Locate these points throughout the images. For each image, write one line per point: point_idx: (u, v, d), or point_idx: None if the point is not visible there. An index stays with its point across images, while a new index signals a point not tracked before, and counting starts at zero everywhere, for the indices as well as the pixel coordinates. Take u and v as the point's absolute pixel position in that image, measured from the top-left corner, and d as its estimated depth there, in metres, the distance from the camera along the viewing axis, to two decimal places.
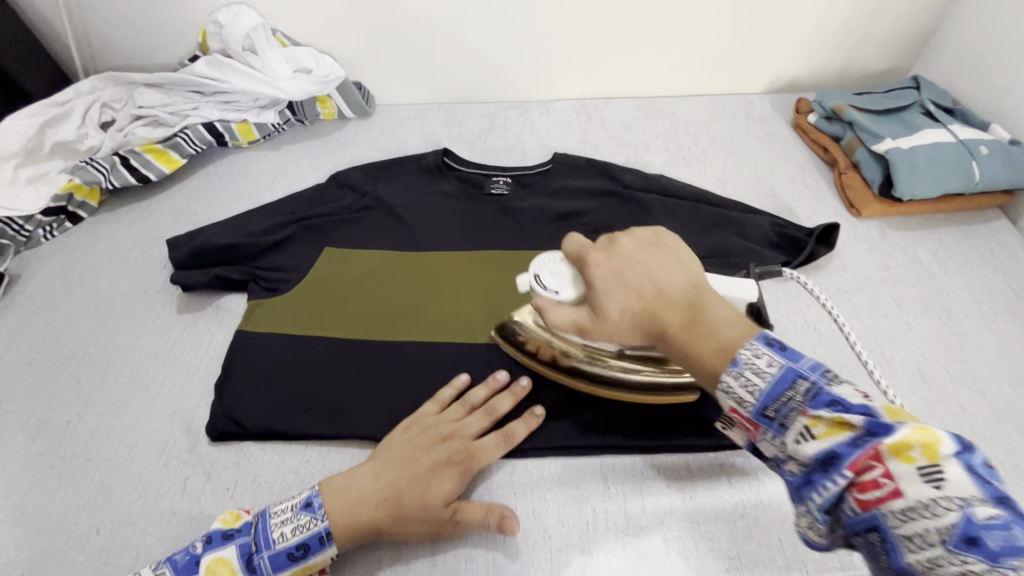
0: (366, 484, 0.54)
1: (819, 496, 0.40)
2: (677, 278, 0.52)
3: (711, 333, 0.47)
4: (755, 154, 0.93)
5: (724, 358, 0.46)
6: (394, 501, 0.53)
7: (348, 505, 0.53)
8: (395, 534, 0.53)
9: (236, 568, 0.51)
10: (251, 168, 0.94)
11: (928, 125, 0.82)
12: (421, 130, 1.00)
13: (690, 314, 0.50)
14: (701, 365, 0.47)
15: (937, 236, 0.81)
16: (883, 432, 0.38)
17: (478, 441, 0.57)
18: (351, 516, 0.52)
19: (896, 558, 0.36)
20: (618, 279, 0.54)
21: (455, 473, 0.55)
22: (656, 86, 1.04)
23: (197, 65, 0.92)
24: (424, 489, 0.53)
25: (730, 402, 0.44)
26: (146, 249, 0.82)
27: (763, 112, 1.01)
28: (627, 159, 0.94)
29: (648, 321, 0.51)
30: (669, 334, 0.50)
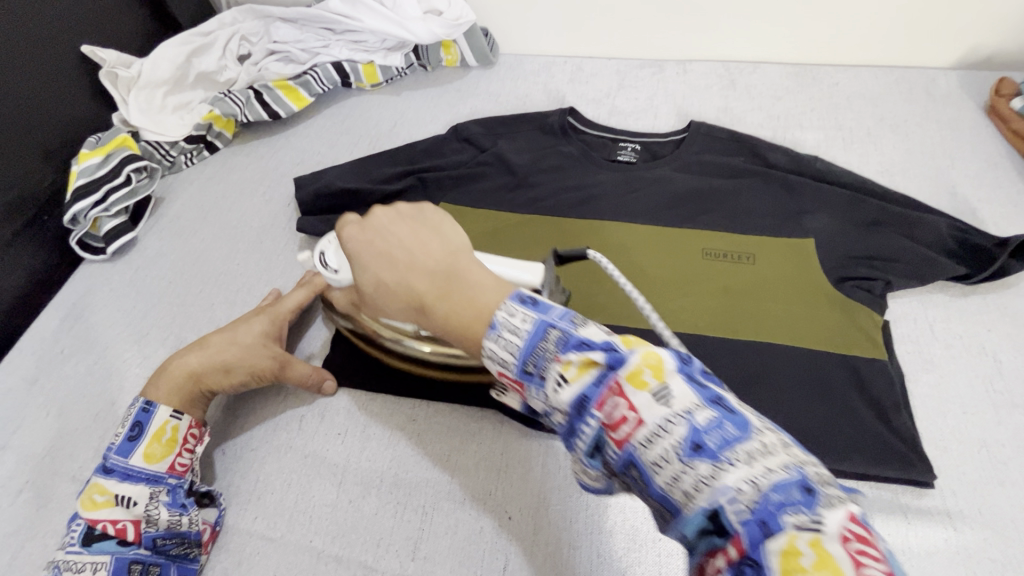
0: (178, 355, 0.59)
1: (581, 444, 0.35)
2: (435, 249, 0.45)
3: (471, 300, 0.41)
4: (934, 142, 0.79)
5: (485, 326, 0.39)
6: (215, 354, 0.58)
7: (165, 371, 0.58)
8: (216, 377, 0.58)
9: (101, 482, 0.52)
10: (372, 112, 0.93)
11: None
12: (544, 86, 0.94)
13: (449, 286, 0.42)
14: (464, 333, 0.41)
15: None
16: (619, 365, 0.34)
17: (286, 298, 0.65)
18: (166, 377, 0.57)
19: (651, 487, 0.32)
20: (366, 253, 0.48)
21: (261, 323, 0.62)
22: (816, 51, 0.91)
23: (332, 1, 0.90)
24: (232, 335, 0.60)
25: (496, 367, 0.38)
26: (273, 185, 0.84)
27: (947, 91, 0.85)
28: (774, 135, 0.83)
29: (409, 297, 0.45)
30: (432, 308, 0.43)
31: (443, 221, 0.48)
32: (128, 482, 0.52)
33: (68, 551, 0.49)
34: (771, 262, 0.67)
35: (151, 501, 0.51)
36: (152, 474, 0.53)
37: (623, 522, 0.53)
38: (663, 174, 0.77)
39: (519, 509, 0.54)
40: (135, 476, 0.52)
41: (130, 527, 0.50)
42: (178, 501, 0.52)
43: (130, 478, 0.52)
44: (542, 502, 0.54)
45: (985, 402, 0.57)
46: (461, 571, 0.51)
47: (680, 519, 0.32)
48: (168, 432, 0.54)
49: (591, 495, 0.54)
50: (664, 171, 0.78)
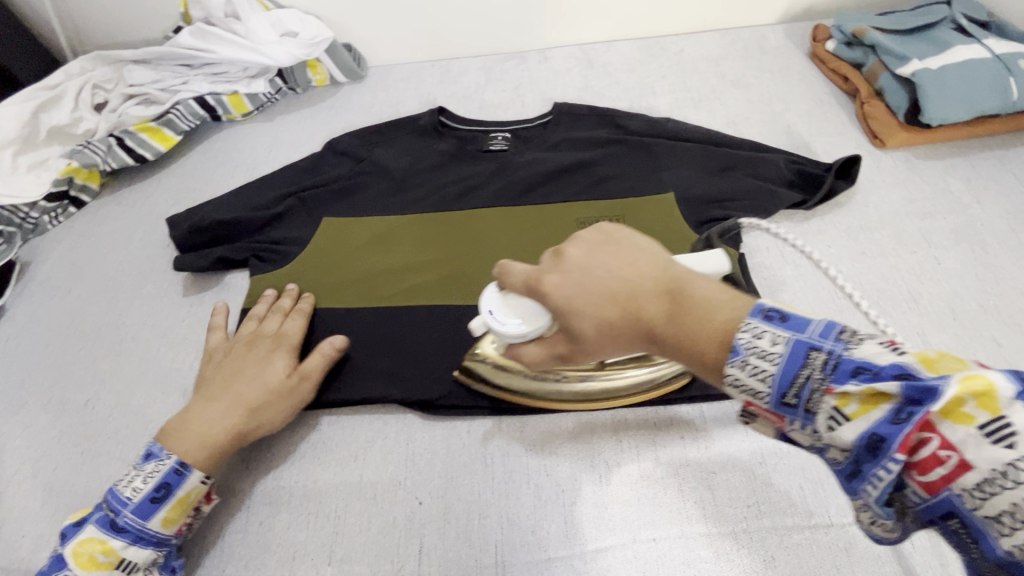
0: (202, 411, 0.56)
1: (875, 488, 0.33)
2: (645, 266, 0.43)
3: (699, 319, 0.39)
4: (770, 90, 0.87)
5: (708, 340, 0.38)
6: (234, 401, 0.56)
7: (201, 436, 0.54)
8: (256, 424, 0.56)
9: (106, 538, 0.50)
10: (246, 141, 0.92)
11: (959, 41, 0.74)
12: (415, 91, 0.97)
13: (678, 309, 0.40)
14: (693, 346, 0.39)
15: (970, 163, 0.74)
16: (928, 398, 0.31)
17: (285, 328, 0.63)
18: (203, 442, 0.54)
19: (989, 540, 0.30)
20: (590, 301, 0.43)
21: (275, 354, 0.60)
22: (660, 24, 0.98)
23: (183, 36, 0.89)
24: (262, 377, 0.58)
25: (744, 397, 0.37)
26: (149, 230, 0.82)
27: (777, 44, 0.94)
28: (632, 105, 0.89)
29: (638, 323, 0.41)
30: (663, 332, 0.40)
31: (634, 235, 0.45)
32: (134, 543, 0.50)
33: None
34: (637, 219, 0.72)
35: (150, 565, 0.51)
36: (160, 538, 0.51)
37: (528, 483, 0.55)
38: (534, 155, 0.81)
39: (428, 492, 0.55)
40: (146, 539, 0.50)
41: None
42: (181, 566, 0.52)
43: (141, 540, 0.50)
44: (449, 481, 0.56)
45: (832, 309, 0.63)
46: (377, 564, 0.52)
47: (1018, 569, 0.30)
48: (192, 499, 0.52)
49: (495, 465, 0.56)
50: (534, 153, 0.81)
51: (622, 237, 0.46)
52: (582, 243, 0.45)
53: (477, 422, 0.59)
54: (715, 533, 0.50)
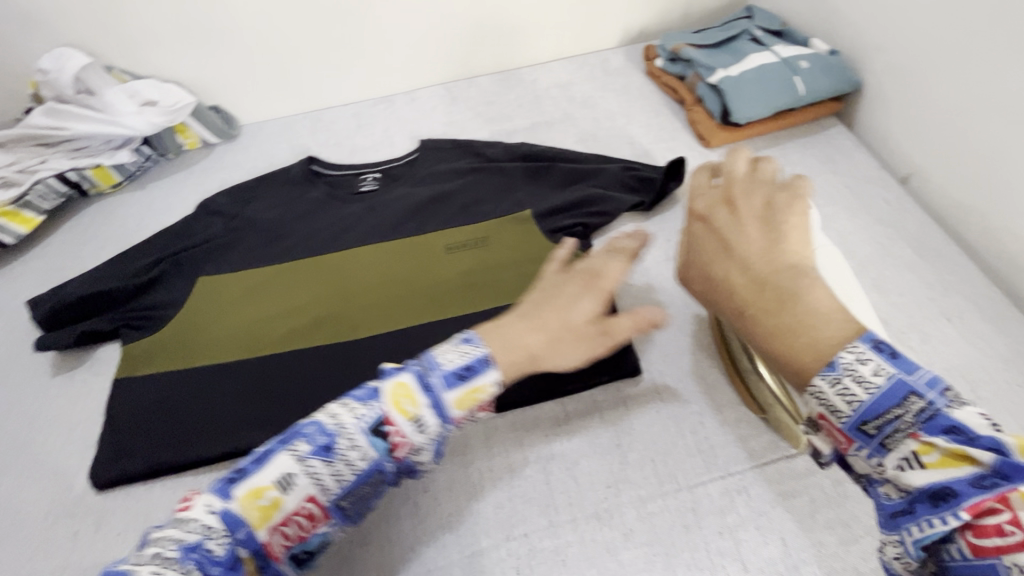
0: (519, 325, 0.50)
1: (922, 530, 0.35)
2: (764, 254, 0.47)
3: (806, 322, 0.42)
4: (614, 107, 0.96)
5: (816, 360, 0.41)
6: (553, 334, 0.50)
7: (511, 345, 0.49)
8: (548, 356, 0.50)
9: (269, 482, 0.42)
10: (118, 212, 0.92)
11: (753, 50, 0.86)
12: (288, 143, 1.00)
13: (780, 291, 0.45)
14: (789, 343, 0.43)
15: (781, 152, 0.85)
16: (1018, 475, 0.32)
17: (608, 267, 0.54)
18: (515, 352, 0.48)
19: None
20: (695, 271, 0.52)
21: (586, 295, 0.53)
22: (514, 58, 1.06)
23: (35, 116, 0.87)
24: (566, 311, 0.51)
25: (822, 408, 0.40)
26: (13, 314, 0.80)
27: (618, 65, 1.04)
28: (492, 134, 0.95)
29: (732, 302, 0.47)
30: (755, 318, 0.45)
31: (792, 219, 0.49)
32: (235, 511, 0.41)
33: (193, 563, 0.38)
34: (501, 240, 0.77)
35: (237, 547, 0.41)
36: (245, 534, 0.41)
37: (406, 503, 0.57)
38: (401, 191, 0.85)
39: None
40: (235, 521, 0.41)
41: (308, 520, 0.43)
42: (349, 487, 0.44)
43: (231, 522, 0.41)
44: None
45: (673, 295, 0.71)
46: None
47: None
48: (266, 498, 0.42)
49: None
50: (401, 189, 0.86)
51: (786, 219, 0.49)
52: (746, 209, 0.51)
53: None
54: (580, 516, 0.54)
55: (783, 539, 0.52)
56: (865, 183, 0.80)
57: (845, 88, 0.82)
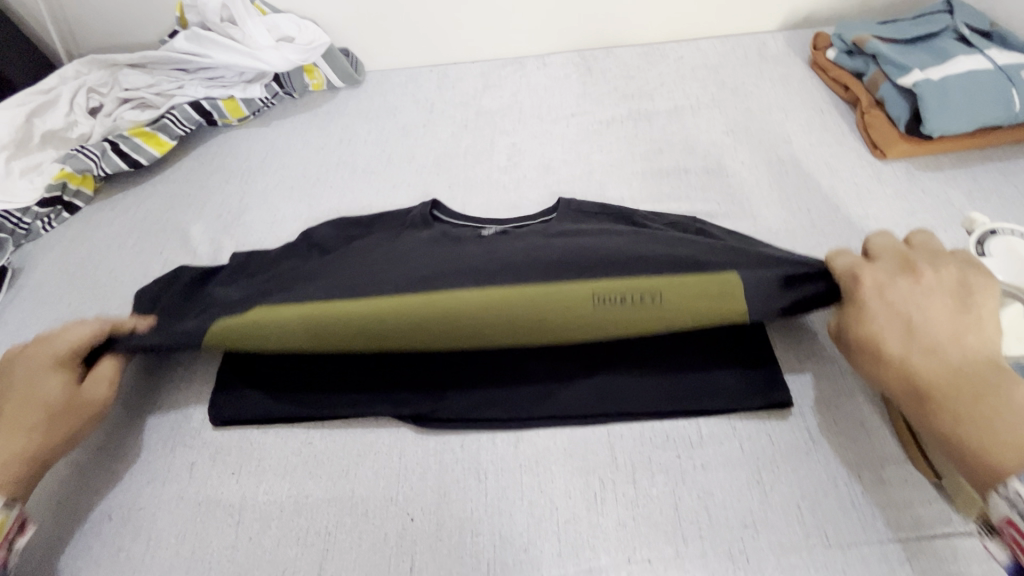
0: (907, 352, 0.47)
1: None
2: (973, 341, 0.46)
3: (1006, 421, 0.41)
4: (770, 98, 0.86)
5: (1015, 460, 0.40)
6: (998, 434, 0.41)
7: (998, 439, 0.41)
8: (971, 429, 0.42)
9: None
10: (243, 147, 0.92)
11: (961, 52, 0.74)
12: (412, 96, 0.96)
13: (989, 386, 0.43)
14: (996, 449, 0.41)
15: (972, 175, 0.73)
16: None
17: (934, 291, 0.50)
18: (998, 442, 0.41)
19: None
20: (893, 324, 0.49)
21: (992, 366, 0.44)
22: (659, 31, 0.97)
23: (177, 41, 0.88)
24: (1015, 403, 0.42)
25: (1009, 511, 0.39)
26: (143, 236, 0.82)
27: (777, 51, 0.93)
28: (630, 113, 0.88)
29: (914, 381, 0.46)
30: (941, 400, 0.44)
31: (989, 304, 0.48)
32: None
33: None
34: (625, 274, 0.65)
35: None
36: None
37: (521, 501, 0.54)
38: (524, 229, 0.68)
39: (420, 508, 0.55)
40: None
41: None
42: None
43: None
44: (442, 495, 0.55)
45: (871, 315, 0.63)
46: None
47: None
48: None
49: (488, 480, 0.56)
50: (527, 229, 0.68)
51: (981, 302, 0.48)
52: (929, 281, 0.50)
53: (471, 437, 0.59)
54: (713, 553, 0.50)
55: None
56: None
57: None
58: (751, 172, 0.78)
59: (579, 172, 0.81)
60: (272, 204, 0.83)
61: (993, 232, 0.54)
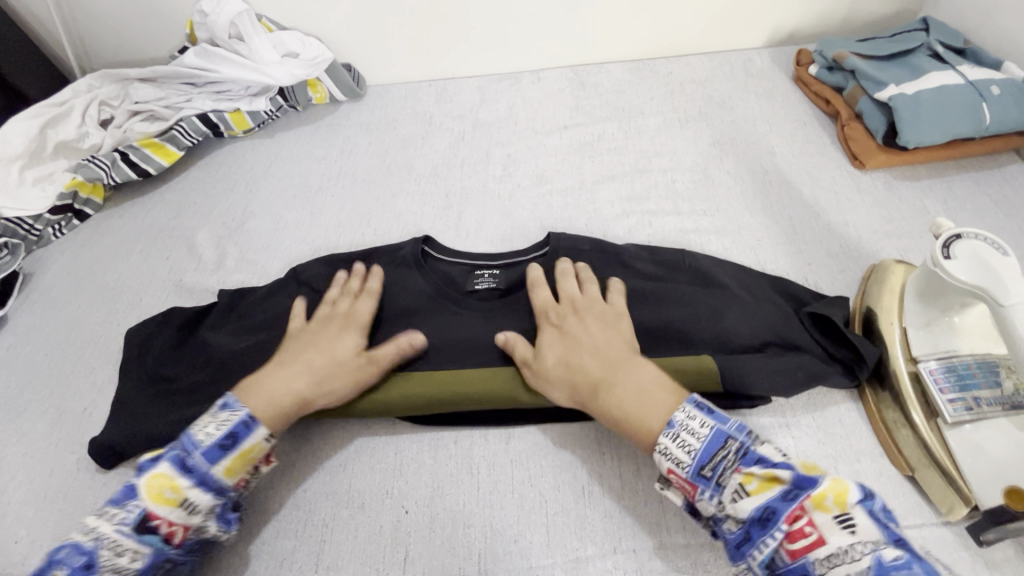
0: (585, 349, 0.57)
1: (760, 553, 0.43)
2: (615, 340, 0.57)
3: (631, 389, 0.52)
4: (754, 111, 0.90)
5: (660, 419, 0.50)
6: (636, 397, 0.51)
7: (639, 392, 0.52)
8: (609, 395, 0.53)
9: (175, 476, 0.49)
10: (248, 158, 0.95)
11: (934, 68, 0.78)
12: (412, 109, 0.99)
13: (623, 365, 0.54)
14: (636, 415, 0.51)
15: (947, 184, 0.76)
16: (808, 485, 0.43)
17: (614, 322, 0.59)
18: (645, 398, 0.51)
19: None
20: (589, 346, 0.56)
21: (630, 345, 0.57)
22: (649, 48, 1.01)
23: (188, 56, 0.92)
24: (636, 374, 0.53)
25: (668, 463, 0.47)
26: (150, 242, 0.84)
27: (762, 67, 0.97)
28: (620, 126, 0.91)
29: (587, 377, 0.55)
30: (606, 388, 0.53)
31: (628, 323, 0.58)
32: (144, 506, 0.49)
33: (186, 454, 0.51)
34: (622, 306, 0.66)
35: None
36: (218, 489, 0.51)
37: (511, 493, 0.56)
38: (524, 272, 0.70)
39: (414, 501, 0.57)
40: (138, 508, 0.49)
41: None
42: None
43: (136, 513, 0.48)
44: (436, 489, 0.57)
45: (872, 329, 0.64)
46: (364, 571, 0.53)
47: None
48: None
49: (480, 474, 0.58)
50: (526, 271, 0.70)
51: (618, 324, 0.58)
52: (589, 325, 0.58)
53: (465, 434, 0.61)
54: (694, 544, 0.52)
55: None
56: None
57: None
58: (736, 181, 0.81)
59: (571, 181, 0.84)
60: (275, 211, 0.86)
61: (958, 235, 0.55)
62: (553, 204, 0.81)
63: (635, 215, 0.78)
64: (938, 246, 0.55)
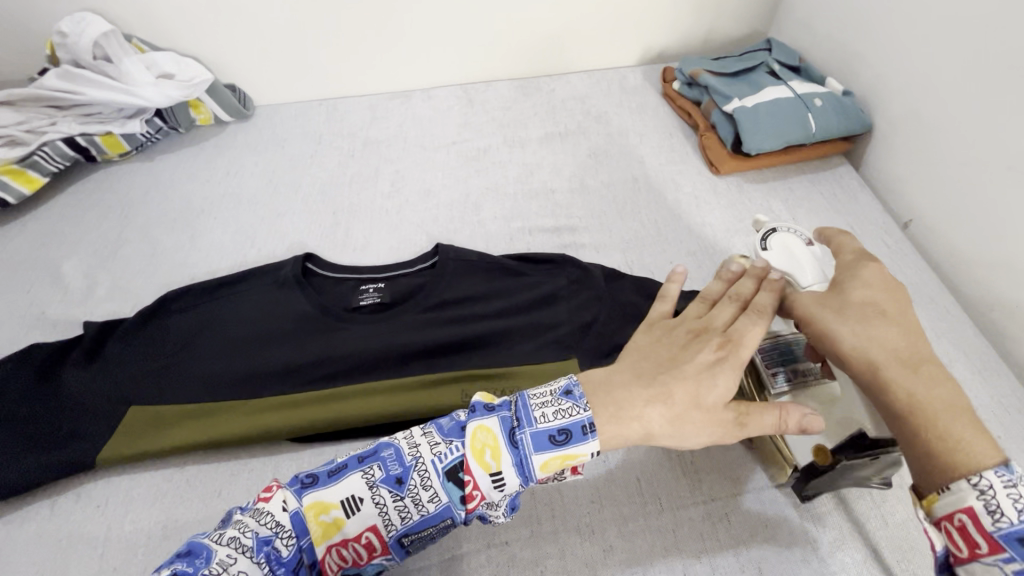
0: (878, 327, 0.47)
1: None
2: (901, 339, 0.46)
3: (952, 395, 0.43)
4: (627, 124, 0.97)
5: (981, 458, 0.39)
6: (953, 396, 0.42)
7: (945, 411, 0.42)
8: (921, 389, 0.43)
9: (500, 439, 0.47)
10: (123, 182, 0.91)
11: (770, 84, 0.88)
12: (302, 128, 0.99)
13: (924, 370, 0.44)
14: (959, 422, 0.41)
15: (788, 186, 0.86)
16: None
17: (733, 325, 0.52)
18: (954, 417, 0.41)
19: None
20: (881, 328, 0.47)
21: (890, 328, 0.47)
22: (533, 68, 1.07)
23: (47, 79, 0.87)
24: (934, 390, 0.43)
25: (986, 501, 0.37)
26: (8, 274, 0.79)
27: (635, 83, 1.05)
28: (506, 140, 0.95)
29: (887, 357, 0.45)
30: (925, 371, 0.44)
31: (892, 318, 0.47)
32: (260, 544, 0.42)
33: (435, 469, 0.46)
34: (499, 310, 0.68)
35: None
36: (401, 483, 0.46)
37: None
38: (407, 283, 0.72)
39: None
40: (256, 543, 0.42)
41: None
42: None
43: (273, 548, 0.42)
44: None
45: None
46: None
47: None
48: None
49: None
50: (410, 281, 0.72)
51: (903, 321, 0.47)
52: (862, 291, 0.50)
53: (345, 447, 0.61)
54: (561, 531, 0.55)
55: (761, 570, 0.53)
56: (867, 223, 0.82)
57: (858, 129, 0.84)
58: (610, 189, 0.87)
59: (458, 195, 0.87)
60: (153, 236, 0.83)
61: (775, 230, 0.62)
62: (439, 218, 0.84)
63: (516, 224, 0.82)
64: (758, 239, 0.62)
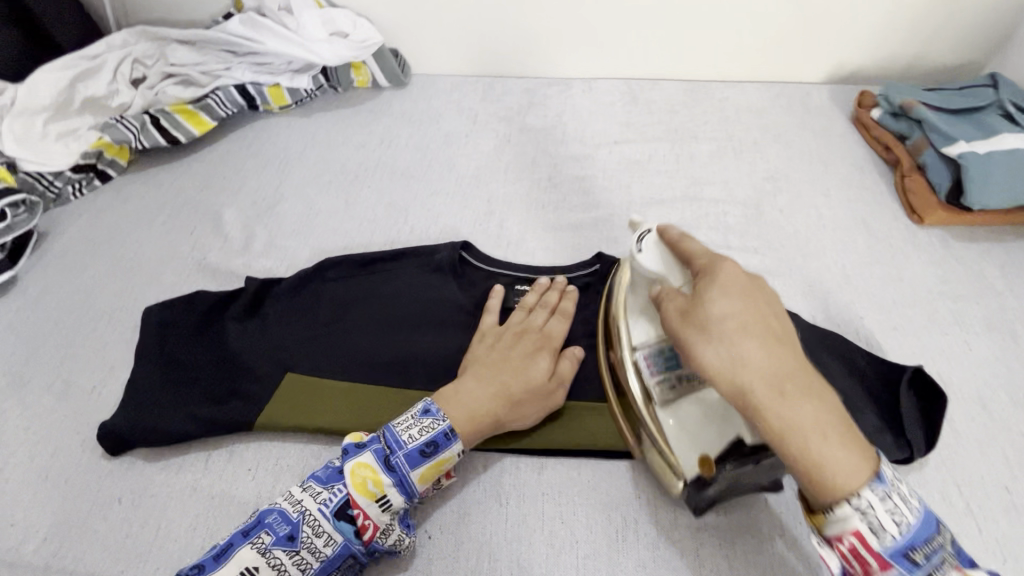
0: (806, 376, 0.42)
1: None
2: (792, 381, 0.41)
3: (818, 453, 0.40)
4: (811, 149, 0.87)
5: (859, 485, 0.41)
6: (824, 443, 0.40)
7: (850, 469, 0.40)
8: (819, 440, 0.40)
9: (380, 471, 0.50)
10: (282, 135, 0.91)
11: (1005, 129, 0.76)
12: (457, 104, 0.96)
13: (815, 428, 0.40)
14: (852, 472, 0.40)
15: (1005, 250, 0.75)
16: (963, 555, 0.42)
17: (549, 326, 0.61)
18: (858, 469, 0.40)
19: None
20: (778, 372, 0.41)
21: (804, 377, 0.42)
22: (706, 72, 0.98)
23: (231, 23, 0.88)
24: (811, 440, 0.40)
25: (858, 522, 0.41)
26: (174, 213, 0.81)
27: (821, 103, 0.94)
28: (672, 148, 0.88)
29: (770, 401, 0.41)
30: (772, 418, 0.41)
31: (756, 353, 0.42)
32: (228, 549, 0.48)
33: (323, 515, 0.49)
34: None
35: None
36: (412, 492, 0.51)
37: (543, 530, 0.54)
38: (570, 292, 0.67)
39: (438, 527, 0.54)
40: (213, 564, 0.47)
41: None
42: None
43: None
44: (462, 517, 0.54)
45: None
46: None
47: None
48: None
49: (509, 506, 0.55)
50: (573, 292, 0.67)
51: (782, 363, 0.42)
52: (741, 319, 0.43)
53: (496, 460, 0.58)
54: None
55: None
56: None
57: None
58: (790, 221, 0.78)
59: (619, 201, 0.81)
60: (308, 196, 0.83)
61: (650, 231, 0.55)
62: (599, 223, 0.79)
63: None
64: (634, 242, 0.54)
